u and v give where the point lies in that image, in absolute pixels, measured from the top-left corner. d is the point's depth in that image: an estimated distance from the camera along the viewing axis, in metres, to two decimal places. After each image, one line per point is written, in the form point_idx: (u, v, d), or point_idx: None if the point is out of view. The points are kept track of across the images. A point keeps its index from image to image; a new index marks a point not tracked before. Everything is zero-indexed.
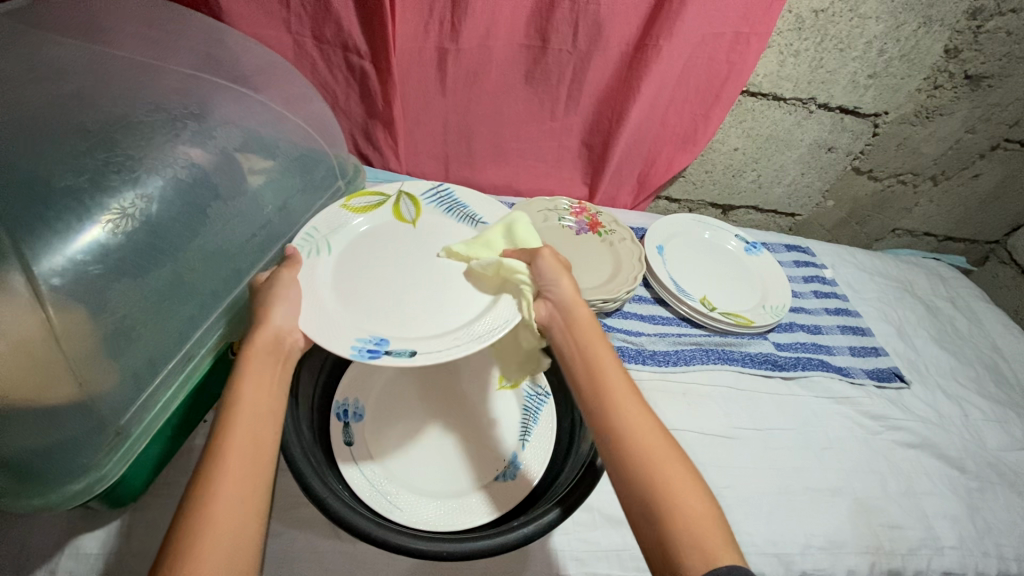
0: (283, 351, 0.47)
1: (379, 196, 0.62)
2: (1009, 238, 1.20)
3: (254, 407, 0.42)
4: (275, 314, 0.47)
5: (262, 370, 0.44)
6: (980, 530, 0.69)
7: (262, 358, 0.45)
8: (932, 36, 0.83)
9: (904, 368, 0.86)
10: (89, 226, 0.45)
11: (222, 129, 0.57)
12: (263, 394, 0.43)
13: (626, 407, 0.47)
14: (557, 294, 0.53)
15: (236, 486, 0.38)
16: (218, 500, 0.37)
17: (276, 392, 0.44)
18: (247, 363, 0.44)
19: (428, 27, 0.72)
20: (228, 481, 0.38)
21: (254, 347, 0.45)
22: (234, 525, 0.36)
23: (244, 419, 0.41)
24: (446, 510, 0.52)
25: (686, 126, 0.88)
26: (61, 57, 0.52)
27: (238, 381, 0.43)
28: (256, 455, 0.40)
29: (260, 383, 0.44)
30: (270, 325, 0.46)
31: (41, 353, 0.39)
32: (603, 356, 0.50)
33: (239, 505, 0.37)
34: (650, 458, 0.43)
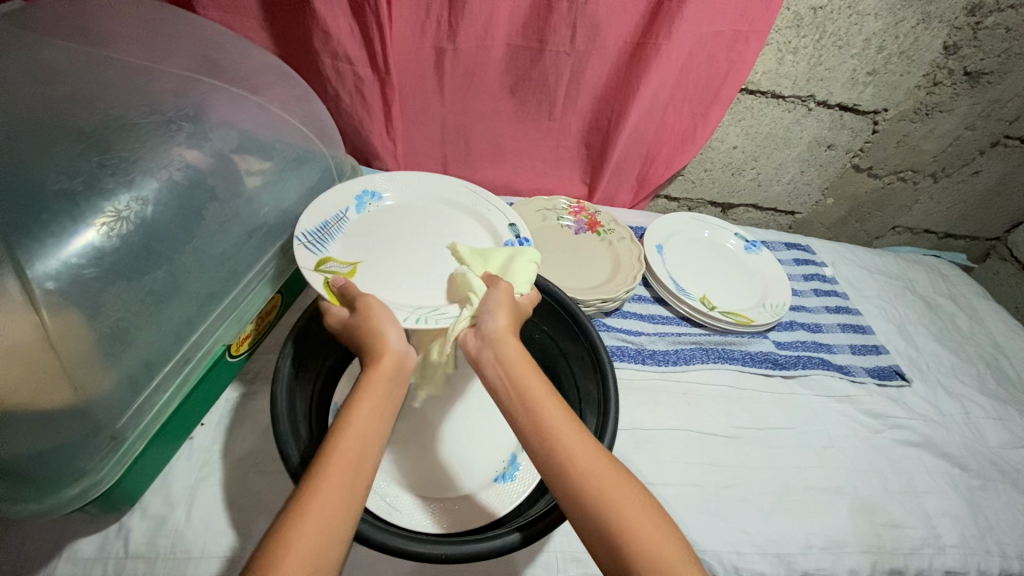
0: (399, 378, 0.45)
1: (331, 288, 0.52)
2: (1009, 235, 1.19)
3: (364, 430, 0.40)
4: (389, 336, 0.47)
5: (379, 394, 0.43)
6: (982, 528, 0.68)
7: (383, 382, 0.44)
8: (932, 33, 0.83)
9: (905, 366, 0.86)
10: (83, 229, 0.44)
11: (217, 131, 0.57)
12: (378, 418, 0.41)
13: (573, 441, 0.42)
14: (489, 325, 0.49)
15: (329, 509, 0.36)
16: (310, 522, 0.35)
17: (389, 419, 0.43)
18: (363, 387, 0.43)
19: (425, 26, 0.72)
20: (323, 501, 0.36)
21: (375, 371, 0.44)
22: (319, 548, 0.34)
23: (352, 441, 0.39)
24: (446, 512, 0.53)
25: (685, 125, 0.87)
26: (55, 59, 0.51)
27: (357, 395, 0.42)
28: (357, 479, 0.38)
29: (376, 406, 0.42)
30: (389, 350, 0.46)
31: (35, 357, 0.39)
32: (532, 382, 0.45)
33: (329, 528, 0.35)
34: (592, 487, 0.39)
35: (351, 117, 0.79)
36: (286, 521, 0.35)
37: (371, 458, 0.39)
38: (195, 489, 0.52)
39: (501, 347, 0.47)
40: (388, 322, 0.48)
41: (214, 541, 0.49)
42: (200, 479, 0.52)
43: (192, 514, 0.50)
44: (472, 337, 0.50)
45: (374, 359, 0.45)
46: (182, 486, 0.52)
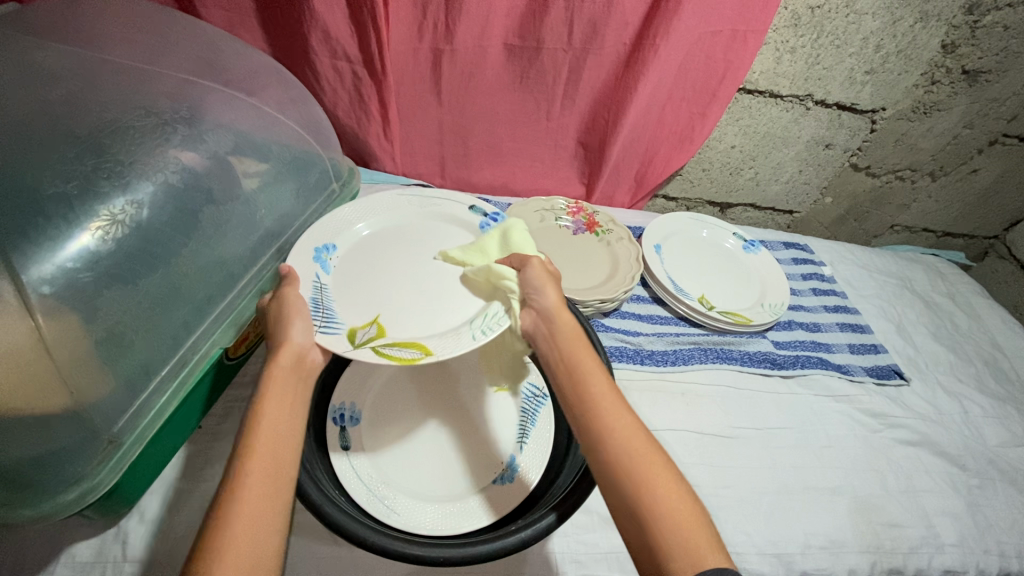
0: (303, 372, 0.45)
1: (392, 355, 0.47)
2: (1008, 233, 1.19)
3: (274, 431, 0.40)
4: (293, 330, 0.46)
5: (284, 392, 0.43)
6: (981, 527, 0.69)
7: (286, 380, 0.44)
8: (929, 32, 0.83)
9: (903, 365, 0.86)
10: (78, 233, 0.44)
11: (214, 133, 0.56)
12: (288, 417, 0.42)
13: (619, 421, 0.44)
14: (544, 301, 0.50)
15: (254, 514, 0.36)
16: (237, 531, 0.35)
17: (299, 415, 0.43)
18: (268, 385, 0.43)
19: (422, 26, 0.72)
20: (243, 508, 0.36)
21: (277, 369, 0.44)
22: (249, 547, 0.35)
23: (264, 445, 0.39)
24: (445, 513, 0.52)
25: (683, 125, 0.87)
26: (49, 63, 0.51)
27: (261, 399, 0.42)
28: (276, 481, 0.38)
29: (282, 404, 0.42)
30: (292, 343, 0.46)
31: (30, 362, 0.39)
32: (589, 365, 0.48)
33: (255, 535, 0.35)
34: (634, 466, 0.42)
35: (348, 118, 0.79)
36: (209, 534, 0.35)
37: (287, 459, 0.40)
38: (193, 492, 0.51)
39: (559, 328, 0.50)
40: (300, 316, 0.48)
41: None
42: (197, 482, 0.52)
43: (190, 518, 0.50)
44: (524, 316, 0.51)
45: (276, 355, 0.45)
46: (180, 489, 0.52)
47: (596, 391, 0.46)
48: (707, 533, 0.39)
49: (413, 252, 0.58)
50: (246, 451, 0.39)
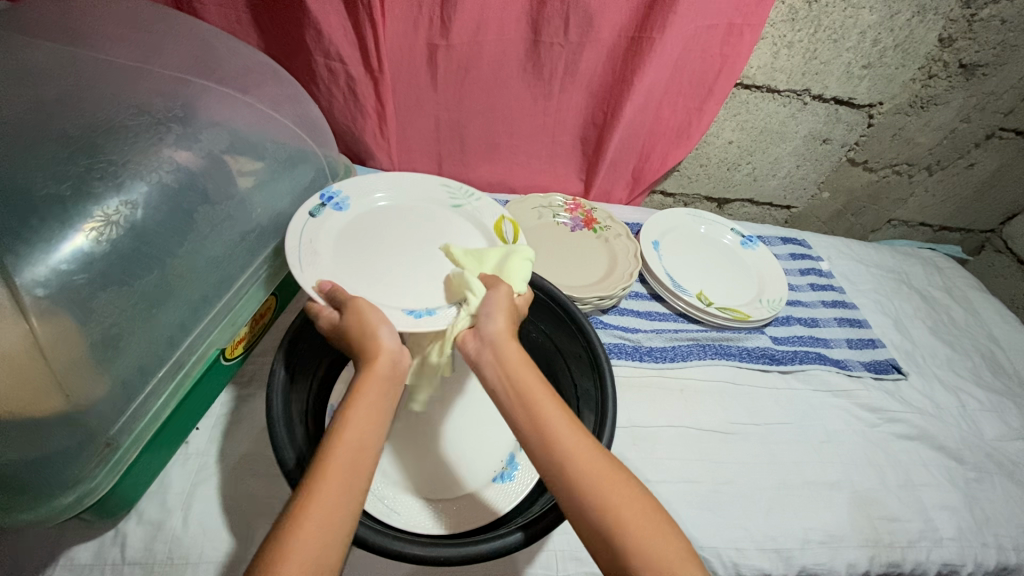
0: (393, 380, 0.43)
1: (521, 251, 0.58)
2: (1005, 227, 1.20)
3: (356, 443, 0.38)
4: (382, 336, 0.45)
5: (371, 398, 0.41)
6: (979, 520, 0.69)
7: (374, 391, 0.42)
8: (926, 25, 0.83)
9: (901, 360, 0.86)
10: (72, 235, 0.44)
11: (208, 132, 0.56)
12: (370, 432, 0.40)
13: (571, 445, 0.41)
14: (489, 327, 0.48)
15: (320, 532, 0.34)
16: (305, 539, 0.34)
17: (383, 428, 0.41)
18: (355, 396, 0.41)
19: (418, 21, 0.72)
20: (316, 512, 0.35)
21: (369, 378, 0.42)
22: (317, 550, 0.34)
23: (344, 456, 0.38)
24: (444, 513, 0.53)
25: (680, 120, 0.87)
26: (41, 62, 0.51)
27: (350, 402, 0.41)
28: (349, 492, 0.36)
29: (369, 413, 0.40)
30: (384, 353, 0.44)
31: (25, 366, 0.39)
32: (535, 386, 0.44)
33: (322, 556, 0.34)
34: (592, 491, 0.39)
35: (344, 116, 0.78)
36: (277, 542, 0.34)
37: (360, 478, 0.38)
38: (191, 493, 0.51)
39: (501, 353, 0.46)
40: (383, 326, 0.46)
41: (214, 546, 0.49)
42: (196, 484, 0.52)
43: (188, 519, 0.50)
44: (471, 341, 0.48)
45: (369, 363, 0.43)
46: (178, 490, 0.51)
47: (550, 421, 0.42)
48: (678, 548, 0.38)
49: (396, 246, 0.59)
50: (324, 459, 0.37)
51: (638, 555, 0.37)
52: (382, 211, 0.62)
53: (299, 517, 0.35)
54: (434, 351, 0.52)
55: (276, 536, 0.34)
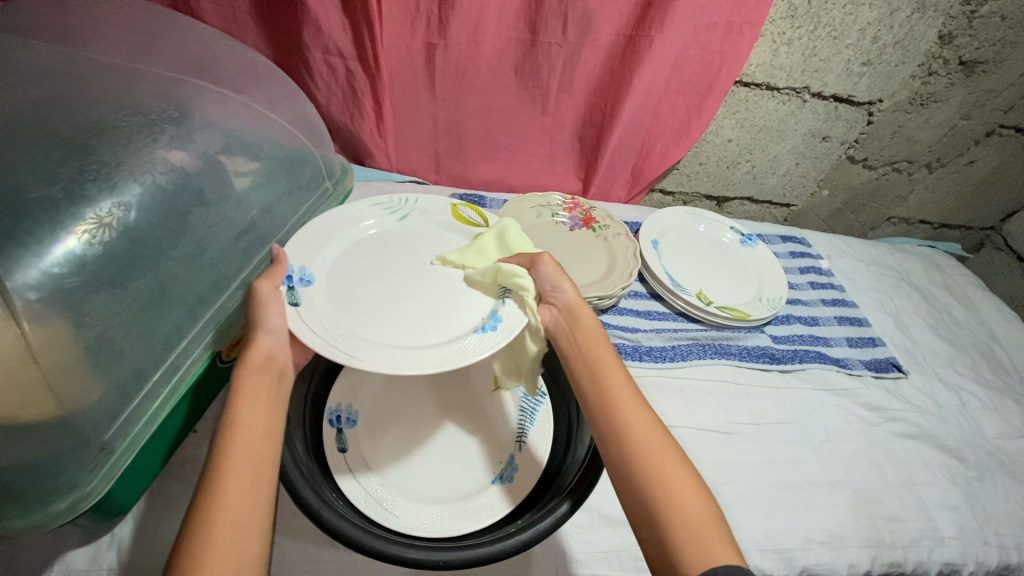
0: (274, 371, 0.46)
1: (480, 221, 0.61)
2: (1004, 224, 1.19)
3: (252, 430, 0.41)
4: (271, 325, 0.47)
5: (257, 391, 0.44)
6: (980, 519, 0.69)
7: (261, 382, 0.45)
8: (926, 22, 0.82)
9: (901, 358, 0.86)
10: (64, 237, 0.43)
11: (202, 132, 0.55)
12: (268, 418, 0.43)
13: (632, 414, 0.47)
14: (563, 298, 0.55)
15: (236, 511, 0.37)
16: (222, 528, 0.36)
17: (278, 413, 0.44)
18: (241, 388, 0.44)
19: (414, 20, 0.71)
20: (227, 502, 0.37)
21: (250, 370, 0.45)
22: (235, 535, 0.36)
23: (242, 444, 0.40)
24: (444, 515, 0.51)
25: (679, 118, 0.86)
26: (32, 62, 0.50)
27: (236, 397, 0.43)
28: (255, 479, 0.39)
29: (257, 405, 0.43)
30: (259, 345, 0.46)
31: (17, 370, 0.38)
32: (605, 358, 0.52)
33: (240, 530, 0.37)
34: (645, 455, 0.45)
35: (341, 115, 0.78)
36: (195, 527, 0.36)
37: (269, 458, 0.41)
38: (188, 498, 0.51)
39: (580, 323, 0.54)
40: (275, 314, 0.47)
41: None
42: (192, 487, 0.52)
43: (184, 524, 0.49)
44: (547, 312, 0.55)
45: (249, 356, 0.45)
46: (174, 495, 0.51)
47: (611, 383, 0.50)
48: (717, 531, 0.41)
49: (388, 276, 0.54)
50: (221, 455, 0.40)
51: (680, 521, 0.41)
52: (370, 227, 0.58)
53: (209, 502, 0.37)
54: (530, 341, 0.54)
55: (192, 523, 0.37)
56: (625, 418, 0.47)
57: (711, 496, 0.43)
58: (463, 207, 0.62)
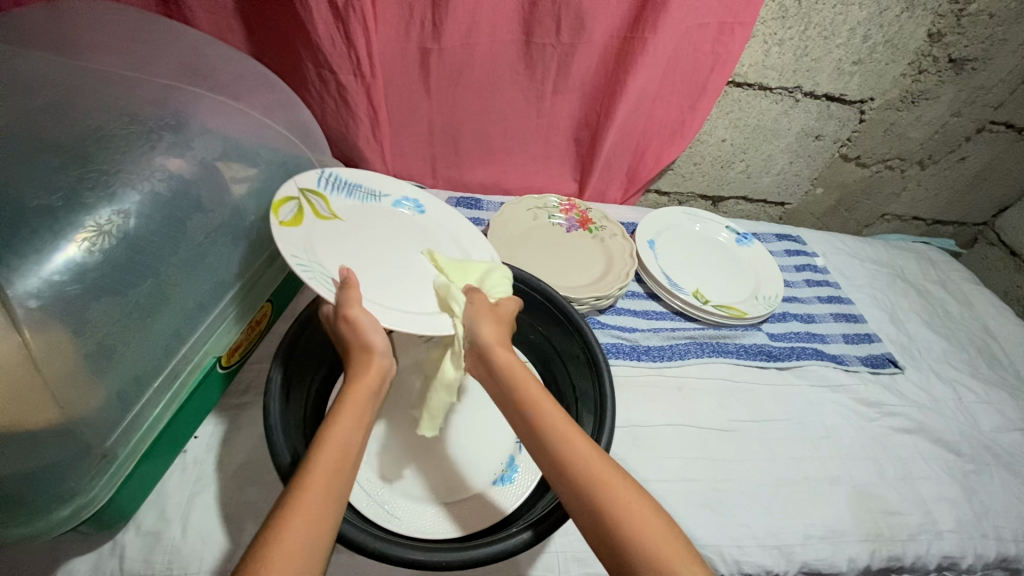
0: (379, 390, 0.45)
1: (289, 196, 0.53)
2: (997, 219, 1.20)
3: (345, 443, 0.40)
4: (372, 335, 0.47)
5: (363, 405, 0.43)
6: (978, 512, 0.69)
7: (364, 396, 0.44)
8: (916, 21, 0.83)
9: (897, 353, 0.86)
10: (63, 245, 0.43)
11: (200, 139, 0.56)
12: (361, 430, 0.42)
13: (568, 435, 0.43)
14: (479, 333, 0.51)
15: (314, 517, 0.35)
16: (294, 527, 0.34)
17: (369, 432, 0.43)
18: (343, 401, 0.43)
19: (409, 25, 0.71)
20: (307, 503, 0.35)
21: (358, 383, 0.44)
22: (308, 541, 0.34)
23: (332, 453, 0.39)
24: (443, 517, 0.52)
25: (673, 119, 0.87)
26: (30, 71, 0.50)
27: (342, 407, 0.42)
28: (339, 488, 0.38)
29: (361, 415, 0.42)
30: (375, 364, 0.46)
31: (19, 379, 0.38)
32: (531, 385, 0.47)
33: (312, 535, 0.34)
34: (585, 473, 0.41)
35: (337, 121, 0.78)
36: (267, 531, 0.34)
37: (350, 470, 0.39)
38: (190, 502, 0.51)
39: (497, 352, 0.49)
40: (375, 333, 0.47)
41: (214, 555, 0.48)
42: (194, 492, 0.52)
43: (185, 531, 0.49)
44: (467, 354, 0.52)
45: (361, 371, 0.45)
46: (176, 501, 0.51)
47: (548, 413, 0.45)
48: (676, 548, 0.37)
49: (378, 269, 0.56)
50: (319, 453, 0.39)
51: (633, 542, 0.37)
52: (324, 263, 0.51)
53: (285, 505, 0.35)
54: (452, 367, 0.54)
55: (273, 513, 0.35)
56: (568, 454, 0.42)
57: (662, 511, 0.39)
58: (310, 192, 0.56)
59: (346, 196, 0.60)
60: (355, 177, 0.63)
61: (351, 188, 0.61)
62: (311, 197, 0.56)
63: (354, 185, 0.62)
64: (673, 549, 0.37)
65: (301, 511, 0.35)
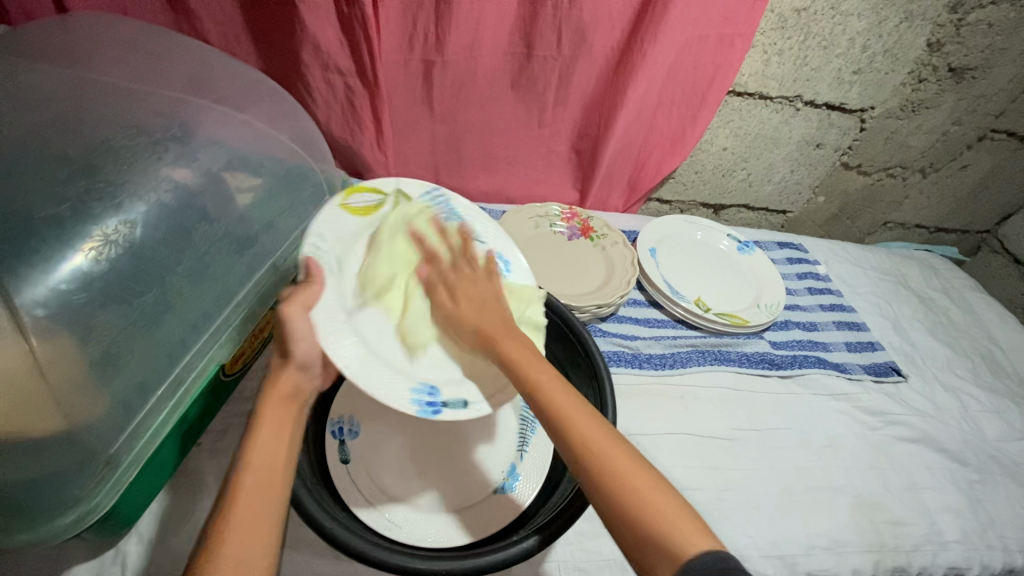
0: (298, 398, 0.47)
1: (376, 194, 0.59)
2: (1000, 227, 1.20)
3: (266, 458, 0.42)
4: (298, 347, 0.47)
5: (279, 416, 0.45)
6: (983, 522, 0.69)
7: (279, 406, 0.46)
8: (915, 31, 0.84)
9: (901, 362, 0.86)
10: (72, 255, 0.44)
11: (205, 150, 0.56)
12: (280, 440, 0.44)
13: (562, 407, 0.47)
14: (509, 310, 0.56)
15: (247, 529, 0.38)
16: (227, 542, 0.37)
17: (293, 440, 0.45)
18: (258, 416, 0.45)
19: (412, 38, 0.73)
20: (234, 520, 0.38)
21: (271, 396, 0.46)
22: (245, 552, 0.37)
23: (254, 469, 0.41)
24: (444, 525, 0.52)
25: (674, 128, 0.88)
26: (41, 85, 0.51)
27: (256, 425, 0.44)
28: (265, 497, 0.40)
29: (278, 427, 0.45)
30: (287, 375, 0.47)
31: (24, 387, 0.39)
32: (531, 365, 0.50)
33: (249, 546, 0.37)
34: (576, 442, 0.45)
35: (341, 131, 0.79)
36: (199, 559, 0.37)
37: (280, 482, 0.42)
38: (191, 509, 0.51)
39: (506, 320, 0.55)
40: (302, 343, 0.47)
41: None
42: (196, 501, 0.52)
43: (187, 537, 0.50)
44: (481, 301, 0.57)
45: (272, 381, 0.47)
46: (178, 507, 0.51)
47: (534, 375, 0.49)
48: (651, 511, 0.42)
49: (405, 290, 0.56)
50: (240, 472, 0.41)
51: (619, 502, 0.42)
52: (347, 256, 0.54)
53: (219, 525, 0.38)
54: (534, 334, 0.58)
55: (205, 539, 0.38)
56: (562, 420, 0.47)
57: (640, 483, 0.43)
58: (401, 196, 0.60)
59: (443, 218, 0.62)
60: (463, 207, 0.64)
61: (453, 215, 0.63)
62: (395, 201, 0.60)
63: (456, 212, 0.63)
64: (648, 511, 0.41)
65: (233, 533, 0.38)
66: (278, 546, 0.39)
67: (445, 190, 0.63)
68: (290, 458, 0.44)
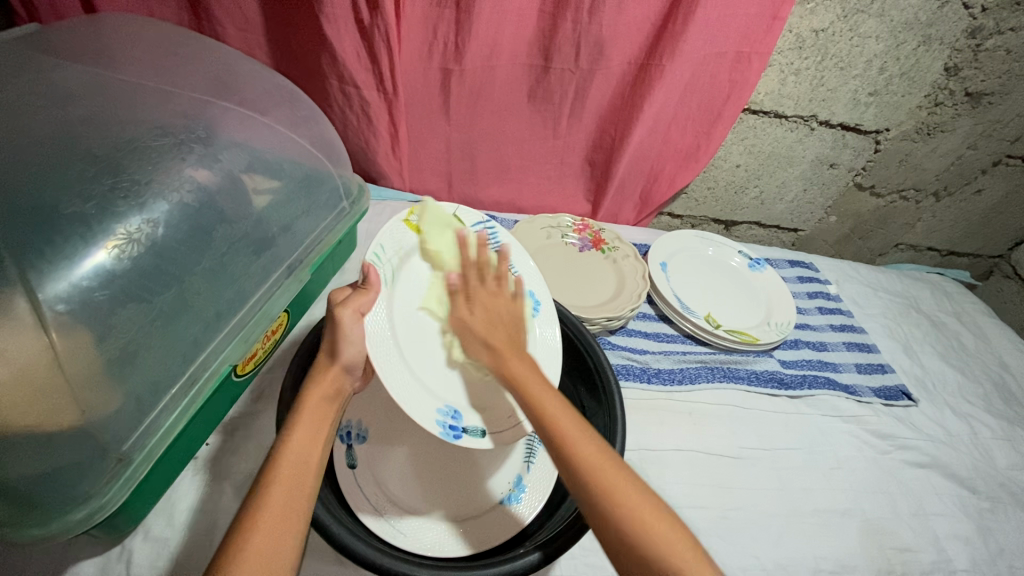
0: (337, 396, 0.50)
1: (439, 213, 0.61)
2: (1012, 252, 1.19)
3: (303, 455, 0.44)
4: (349, 350, 0.50)
5: (318, 414, 0.47)
6: (992, 551, 0.68)
7: (321, 402, 0.48)
8: (932, 55, 0.84)
9: (912, 386, 0.85)
10: (94, 251, 0.45)
11: (228, 152, 0.57)
12: (315, 441, 0.46)
13: (562, 421, 0.46)
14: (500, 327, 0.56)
15: (273, 536, 0.39)
16: (253, 548, 0.38)
17: (327, 443, 0.47)
18: (303, 410, 0.47)
19: (432, 46, 0.73)
20: (262, 522, 0.39)
21: (314, 391, 0.48)
22: (267, 561, 0.38)
23: (288, 470, 0.43)
24: (448, 535, 0.52)
25: (688, 143, 0.88)
26: (72, 84, 0.53)
27: (295, 423, 0.46)
28: (292, 503, 0.41)
29: (315, 426, 0.46)
30: (332, 372, 0.50)
31: (44, 381, 0.39)
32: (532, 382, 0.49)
33: (271, 556, 0.38)
34: (573, 448, 0.45)
35: (356, 138, 0.80)
36: (227, 552, 0.38)
37: (309, 488, 0.43)
38: (198, 510, 0.51)
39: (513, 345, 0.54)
40: (351, 347, 0.50)
41: None
42: (204, 501, 0.52)
43: (193, 536, 0.50)
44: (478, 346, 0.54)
45: (319, 378, 0.49)
46: (185, 508, 0.51)
47: (536, 399, 0.47)
48: (669, 532, 0.42)
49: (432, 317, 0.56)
50: (275, 469, 0.42)
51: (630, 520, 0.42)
52: (402, 266, 0.56)
53: (254, 513, 0.40)
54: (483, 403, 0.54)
55: (233, 535, 0.39)
56: (571, 441, 0.45)
57: (656, 504, 0.44)
58: (459, 221, 0.62)
59: (488, 249, 0.63)
60: (517, 252, 0.64)
61: (498, 249, 0.63)
62: (456, 224, 0.61)
63: (502, 248, 0.64)
64: (663, 533, 0.42)
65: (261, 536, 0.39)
66: (301, 552, 0.40)
67: (495, 225, 0.64)
68: (320, 461, 0.45)
